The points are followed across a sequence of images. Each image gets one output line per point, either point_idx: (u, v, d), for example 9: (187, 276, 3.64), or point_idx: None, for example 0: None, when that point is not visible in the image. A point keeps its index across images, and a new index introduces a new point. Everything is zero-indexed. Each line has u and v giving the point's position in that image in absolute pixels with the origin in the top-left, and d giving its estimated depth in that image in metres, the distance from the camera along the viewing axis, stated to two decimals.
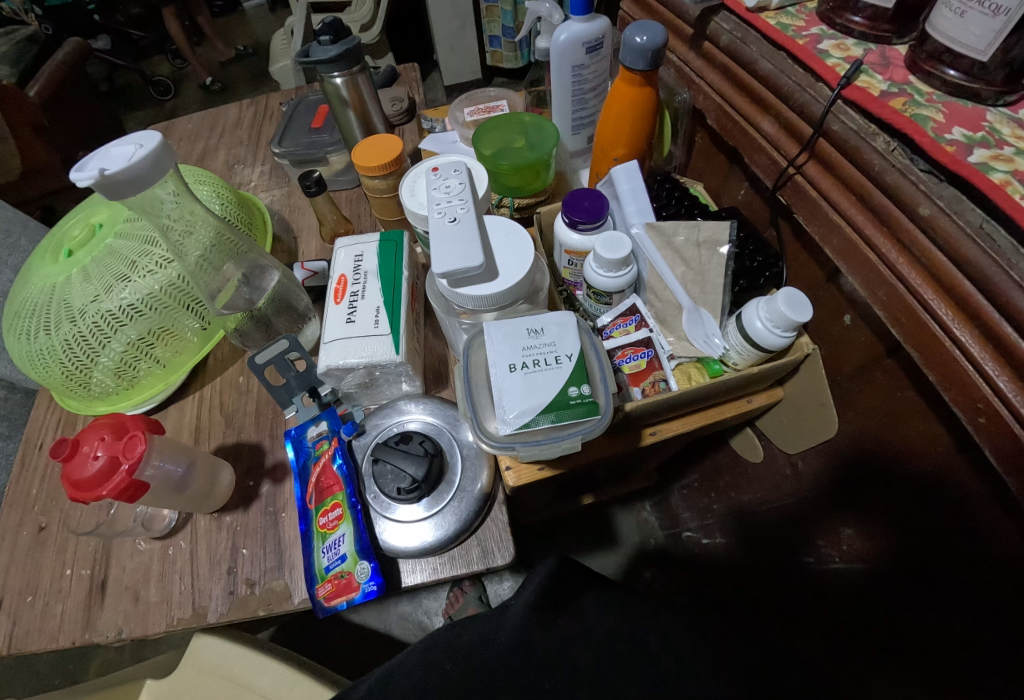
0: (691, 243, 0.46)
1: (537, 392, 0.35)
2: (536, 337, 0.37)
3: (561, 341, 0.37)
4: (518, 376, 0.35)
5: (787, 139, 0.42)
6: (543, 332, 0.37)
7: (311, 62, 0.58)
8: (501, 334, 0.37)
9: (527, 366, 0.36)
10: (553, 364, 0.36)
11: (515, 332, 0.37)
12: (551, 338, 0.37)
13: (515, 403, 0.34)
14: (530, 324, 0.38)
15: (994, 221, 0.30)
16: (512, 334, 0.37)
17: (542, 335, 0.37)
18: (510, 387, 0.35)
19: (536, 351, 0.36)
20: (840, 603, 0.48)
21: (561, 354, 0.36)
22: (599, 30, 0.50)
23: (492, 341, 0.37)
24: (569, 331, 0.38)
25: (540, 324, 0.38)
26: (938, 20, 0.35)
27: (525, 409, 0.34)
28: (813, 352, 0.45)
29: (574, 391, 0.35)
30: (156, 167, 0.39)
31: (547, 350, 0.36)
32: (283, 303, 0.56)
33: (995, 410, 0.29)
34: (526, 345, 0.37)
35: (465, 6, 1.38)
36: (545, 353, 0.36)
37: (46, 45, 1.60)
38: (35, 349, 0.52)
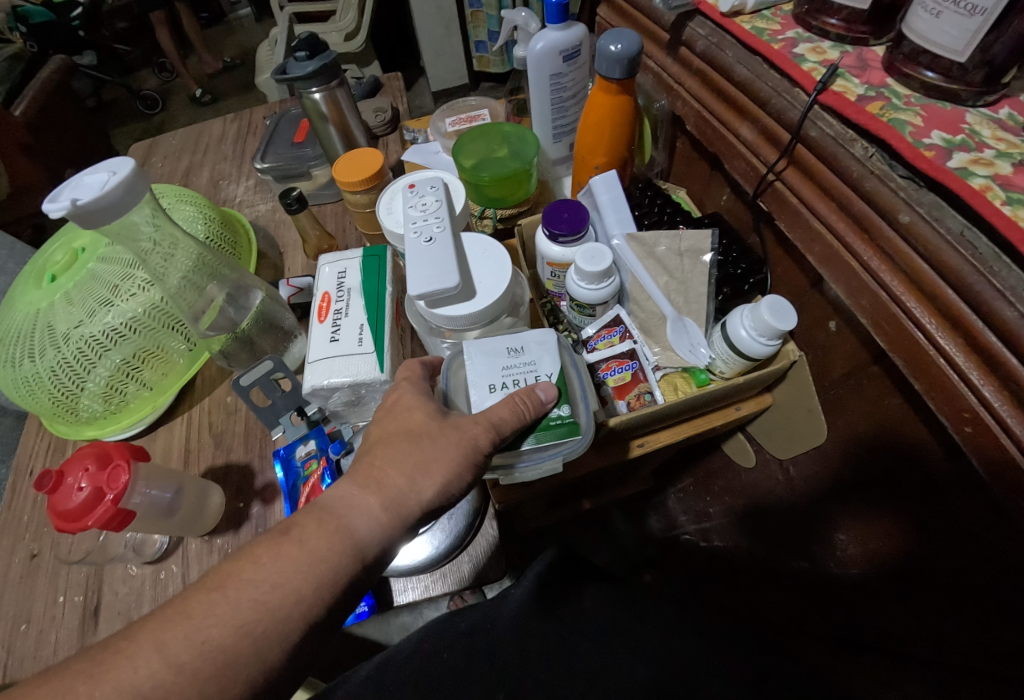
0: (673, 253, 0.45)
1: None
2: (514, 357, 0.37)
3: (541, 361, 0.37)
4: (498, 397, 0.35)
5: (766, 145, 0.42)
6: (521, 352, 0.37)
7: (289, 79, 0.58)
8: (481, 354, 0.37)
9: (507, 387, 0.36)
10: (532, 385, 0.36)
11: (494, 353, 0.37)
12: (531, 359, 0.37)
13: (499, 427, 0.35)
14: (509, 344, 0.38)
15: (976, 228, 0.30)
16: (492, 356, 0.37)
17: (523, 355, 0.37)
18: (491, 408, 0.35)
19: (516, 371, 0.36)
20: (839, 609, 0.48)
21: (540, 375, 0.36)
22: (575, 38, 0.49)
23: (471, 363, 0.36)
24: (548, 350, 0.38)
25: (518, 344, 0.38)
26: (914, 20, 0.34)
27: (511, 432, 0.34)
28: (800, 359, 0.44)
29: (553, 411, 0.35)
30: (130, 193, 0.39)
31: (526, 370, 0.36)
32: (267, 323, 0.55)
33: (981, 420, 0.29)
34: (507, 367, 0.36)
35: (449, 12, 1.37)
36: (525, 373, 0.36)
37: (32, 62, 1.59)
38: (21, 376, 0.51)
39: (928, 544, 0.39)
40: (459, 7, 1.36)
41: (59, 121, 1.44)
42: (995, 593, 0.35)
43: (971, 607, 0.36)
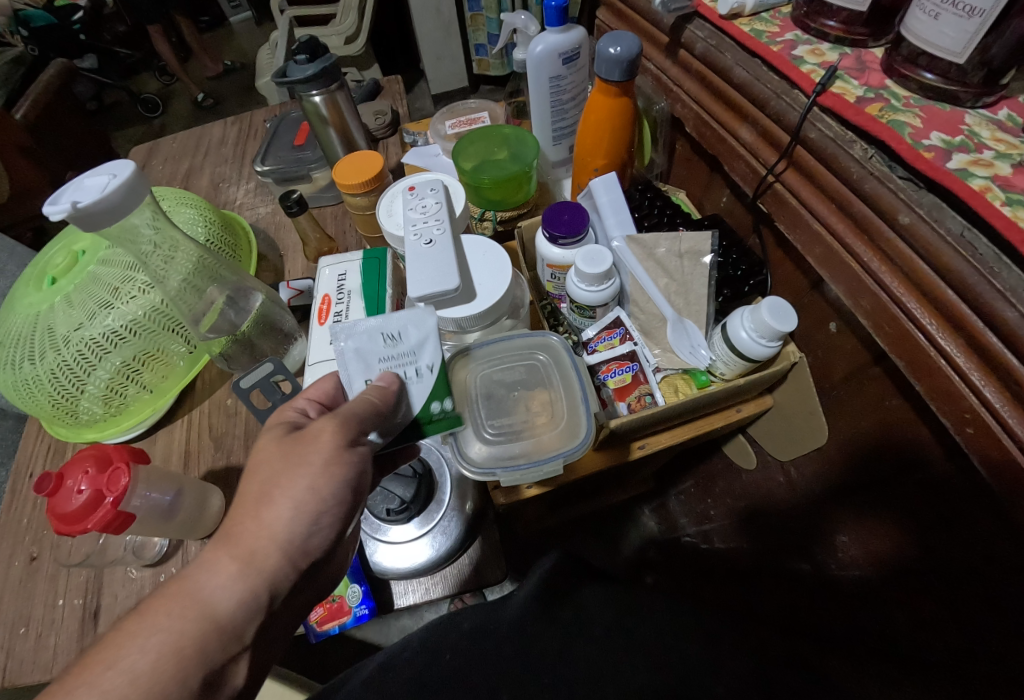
0: (674, 254, 0.45)
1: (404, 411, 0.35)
2: (388, 343, 0.35)
3: (417, 346, 0.35)
4: None
5: (766, 147, 0.42)
6: (395, 337, 0.35)
7: (289, 82, 0.58)
8: (353, 354, 0.34)
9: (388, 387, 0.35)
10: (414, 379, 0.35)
11: (364, 341, 0.34)
12: (402, 344, 0.35)
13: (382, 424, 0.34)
14: (384, 329, 0.35)
15: (975, 229, 0.30)
16: (362, 345, 0.34)
17: (394, 341, 0.34)
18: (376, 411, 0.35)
19: (390, 360, 0.34)
20: (841, 612, 0.48)
21: (421, 367, 0.35)
22: (574, 40, 0.49)
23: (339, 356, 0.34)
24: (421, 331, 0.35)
25: (392, 328, 0.35)
26: (912, 22, 0.34)
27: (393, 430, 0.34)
28: (800, 360, 0.44)
29: (437, 406, 0.36)
30: (131, 196, 0.39)
31: (401, 358, 0.35)
32: (267, 325, 0.55)
33: (982, 420, 0.29)
34: (380, 357, 0.34)
35: (449, 15, 1.37)
36: (401, 362, 0.35)
37: (33, 66, 1.60)
38: (21, 379, 0.51)
39: (929, 545, 0.39)
40: (458, 10, 1.37)
41: (60, 124, 1.45)
42: (1001, 594, 0.34)
43: (974, 608, 0.36)
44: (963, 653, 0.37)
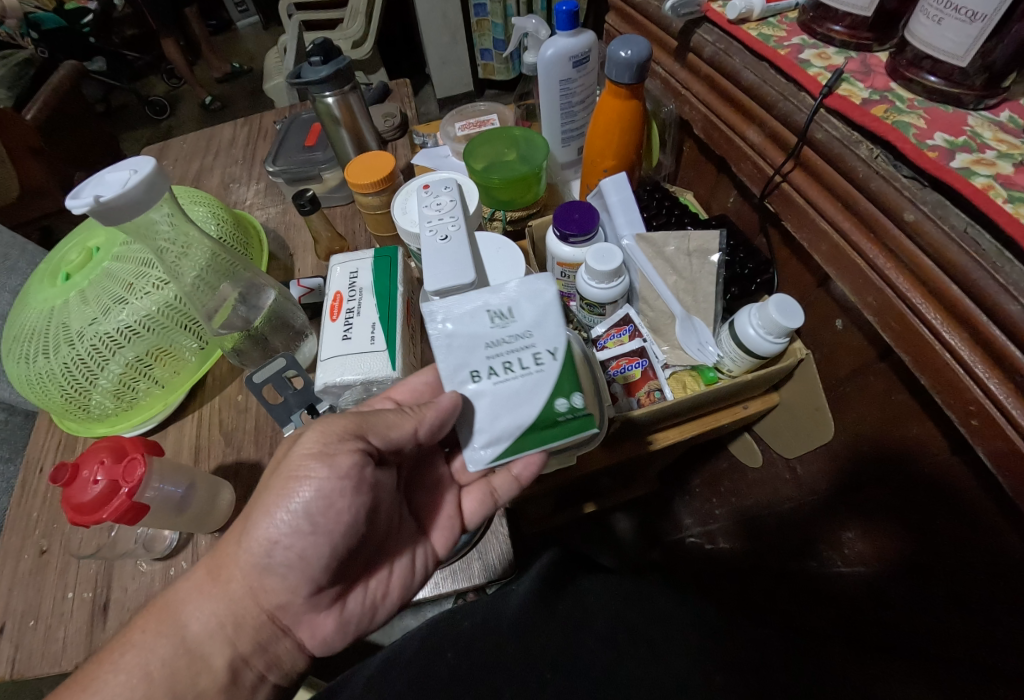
0: (682, 253, 0.46)
1: (520, 409, 0.34)
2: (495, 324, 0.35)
3: (533, 330, 0.35)
4: (498, 385, 0.35)
5: (773, 148, 0.43)
6: (504, 316, 0.36)
7: (304, 83, 0.59)
8: (465, 328, 0.35)
9: (503, 371, 0.35)
10: (534, 367, 0.35)
11: (471, 320, 0.35)
12: (514, 325, 0.35)
13: (497, 425, 0.35)
14: (491, 307, 0.36)
15: (978, 226, 0.31)
16: (468, 325, 0.35)
17: (502, 322, 0.35)
18: (493, 401, 0.35)
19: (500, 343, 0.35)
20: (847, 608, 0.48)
21: (541, 351, 0.35)
22: (585, 44, 0.51)
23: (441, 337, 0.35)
24: (538, 310, 0.36)
25: (501, 306, 0.36)
26: (916, 27, 0.35)
27: (505, 434, 0.34)
28: (807, 357, 0.46)
29: (563, 404, 0.34)
30: (151, 191, 0.40)
31: (514, 344, 0.35)
32: (280, 322, 0.56)
33: (987, 412, 0.30)
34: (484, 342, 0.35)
35: (455, 21, 1.39)
36: (513, 347, 0.35)
37: (41, 68, 1.61)
38: (34, 372, 0.52)
39: (935, 539, 0.40)
40: (464, 16, 1.39)
41: (69, 126, 1.46)
42: (1007, 586, 0.35)
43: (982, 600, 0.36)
44: None
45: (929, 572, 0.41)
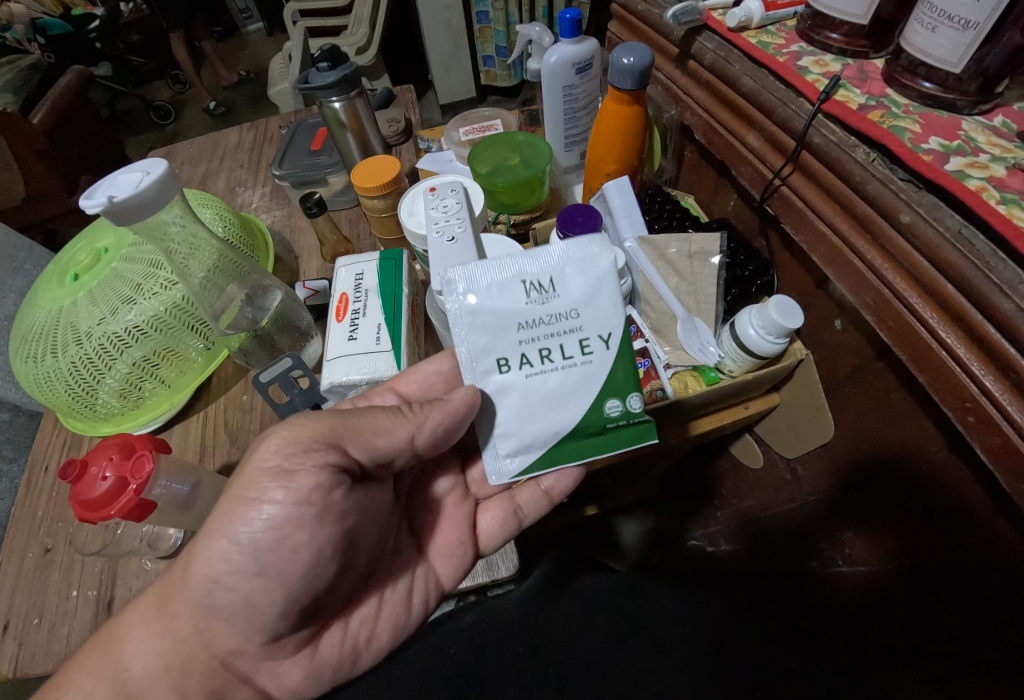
0: (684, 255, 0.48)
1: (566, 408, 0.34)
2: (535, 298, 0.34)
3: (580, 309, 0.34)
4: (541, 376, 0.34)
5: (772, 152, 0.44)
6: (545, 289, 0.34)
7: (312, 88, 0.61)
8: (500, 302, 0.34)
9: (546, 359, 0.34)
10: (583, 362, 0.34)
11: (507, 293, 0.34)
12: (558, 302, 0.34)
13: (538, 423, 0.35)
14: (527, 278, 0.34)
15: (972, 227, 0.31)
16: (504, 298, 0.34)
17: (544, 297, 0.34)
18: (535, 393, 0.34)
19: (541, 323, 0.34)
20: None
21: (589, 338, 0.34)
22: (588, 51, 0.52)
23: (475, 313, 0.34)
24: (584, 285, 0.34)
25: (542, 279, 0.34)
26: (911, 35, 0.36)
27: (543, 439, 0.35)
28: (806, 356, 0.48)
29: (613, 406, 0.35)
30: (162, 193, 0.40)
31: (557, 325, 0.34)
32: (285, 322, 0.57)
33: (983, 409, 0.30)
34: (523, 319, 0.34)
35: (458, 28, 1.40)
36: (557, 328, 0.34)
37: (48, 73, 1.63)
38: (42, 371, 0.52)
39: (935, 536, 0.41)
40: (467, 24, 1.41)
41: (76, 130, 1.47)
42: (1007, 581, 0.35)
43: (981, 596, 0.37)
44: None
45: (932, 570, 0.42)
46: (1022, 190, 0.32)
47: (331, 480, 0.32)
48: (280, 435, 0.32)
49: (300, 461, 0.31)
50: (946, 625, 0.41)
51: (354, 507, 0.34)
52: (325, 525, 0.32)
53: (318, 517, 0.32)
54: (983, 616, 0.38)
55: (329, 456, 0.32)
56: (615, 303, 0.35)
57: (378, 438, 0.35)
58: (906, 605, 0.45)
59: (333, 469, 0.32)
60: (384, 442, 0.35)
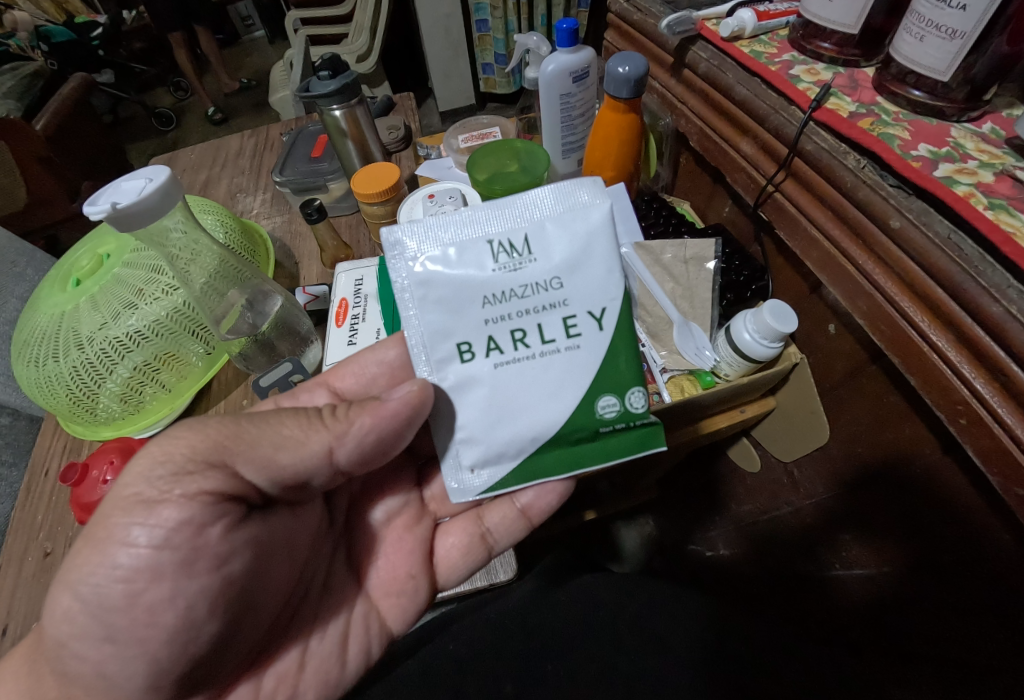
0: (679, 260, 0.48)
1: (549, 406, 0.31)
2: (510, 261, 0.30)
3: (562, 277, 0.31)
4: (515, 364, 0.31)
5: (765, 159, 0.44)
6: (521, 251, 0.31)
7: (312, 96, 0.62)
8: (467, 266, 0.30)
9: (521, 340, 0.31)
10: (564, 350, 0.31)
11: (476, 256, 0.30)
12: (536, 265, 0.30)
13: (520, 418, 0.31)
14: (495, 239, 0.31)
15: (961, 232, 0.32)
16: (472, 261, 0.30)
17: (520, 260, 0.30)
18: (508, 382, 0.31)
19: (517, 290, 0.30)
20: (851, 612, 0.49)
21: (572, 313, 0.31)
22: (585, 60, 0.53)
23: (439, 281, 0.30)
24: (567, 245, 0.31)
25: (517, 240, 0.31)
26: (900, 44, 0.37)
27: (518, 444, 0.31)
28: (801, 361, 0.48)
29: (602, 405, 0.32)
30: (165, 199, 0.41)
31: (537, 294, 0.30)
32: (286, 327, 0.57)
33: (975, 411, 0.31)
34: (497, 286, 0.30)
35: (458, 36, 1.42)
36: (537, 298, 0.30)
37: (51, 79, 1.64)
38: (44, 376, 0.53)
39: (931, 540, 0.41)
40: (466, 32, 1.43)
41: (78, 136, 1.48)
42: (1007, 581, 0.36)
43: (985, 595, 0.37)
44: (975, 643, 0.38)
45: (927, 573, 0.42)
46: (1010, 195, 0.33)
47: (208, 515, 0.28)
48: (149, 456, 0.27)
49: (168, 489, 0.27)
50: (936, 625, 0.42)
51: (244, 543, 0.30)
52: (196, 574, 0.27)
53: (182, 566, 0.27)
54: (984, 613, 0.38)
55: (204, 484, 0.28)
56: (607, 267, 0.31)
57: (279, 454, 0.30)
58: (904, 608, 0.45)
59: (210, 499, 0.28)
60: (285, 459, 0.31)
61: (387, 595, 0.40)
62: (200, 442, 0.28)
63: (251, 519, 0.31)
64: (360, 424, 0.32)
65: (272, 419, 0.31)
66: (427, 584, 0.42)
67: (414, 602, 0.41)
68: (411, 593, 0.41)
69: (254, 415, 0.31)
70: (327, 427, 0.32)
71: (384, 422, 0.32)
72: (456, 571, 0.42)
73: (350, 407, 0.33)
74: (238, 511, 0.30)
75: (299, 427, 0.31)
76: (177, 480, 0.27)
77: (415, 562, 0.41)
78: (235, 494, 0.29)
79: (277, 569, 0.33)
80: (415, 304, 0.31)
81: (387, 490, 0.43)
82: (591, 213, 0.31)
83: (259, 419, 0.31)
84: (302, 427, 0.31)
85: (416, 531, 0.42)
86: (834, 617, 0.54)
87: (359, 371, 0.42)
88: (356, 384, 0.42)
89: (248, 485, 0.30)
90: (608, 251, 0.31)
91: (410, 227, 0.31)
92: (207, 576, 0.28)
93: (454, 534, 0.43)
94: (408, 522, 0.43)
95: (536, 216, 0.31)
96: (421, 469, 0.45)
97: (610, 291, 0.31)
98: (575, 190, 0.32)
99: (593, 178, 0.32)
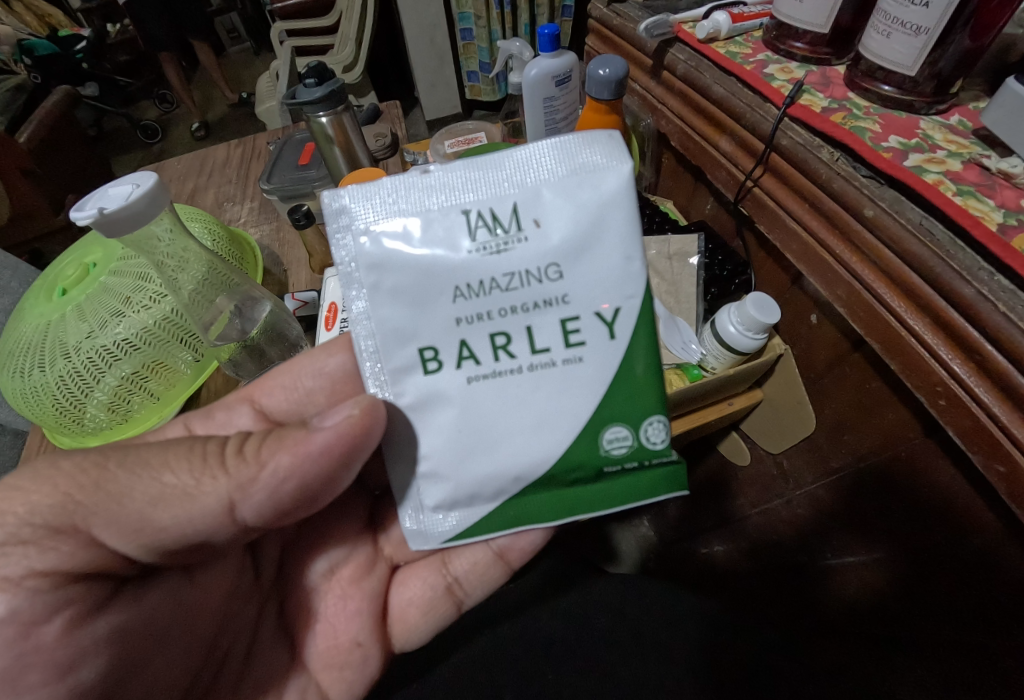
0: (663, 257, 0.52)
1: (545, 436, 0.30)
2: (495, 241, 0.28)
3: (562, 267, 0.29)
4: (493, 380, 0.29)
5: (744, 155, 0.45)
6: (510, 226, 0.28)
7: (299, 103, 0.63)
8: (432, 248, 0.28)
9: (504, 346, 0.29)
10: (559, 365, 0.29)
11: (455, 232, 0.29)
12: (525, 247, 0.28)
13: (501, 450, 0.30)
14: (472, 212, 0.29)
15: (933, 218, 0.33)
16: (449, 239, 0.28)
17: (505, 240, 0.28)
18: (485, 398, 0.29)
19: (502, 276, 0.28)
20: (872, 619, 0.49)
21: (567, 311, 0.29)
22: (566, 64, 0.54)
23: (408, 263, 0.29)
24: (568, 218, 0.28)
25: (504, 213, 0.29)
26: (869, 41, 0.39)
27: (497, 481, 0.30)
28: (785, 351, 0.51)
29: (608, 435, 0.30)
30: (153, 205, 0.40)
31: (530, 282, 0.28)
32: (275, 333, 0.57)
33: (953, 391, 0.32)
34: (477, 271, 0.28)
35: (442, 45, 1.44)
36: (529, 287, 0.29)
37: (35, 93, 1.63)
38: (29, 386, 0.52)
39: (923, 533, 0.42)
40: (451, 42, 1.45)
41: (61, 148, 1.47)
42: (998, 560, 0.36)
43: (978, 578, 0.38)
44: (989, 634, 0.39)
45: (926, 569, 0.42)
46: (977, 182, 0.34)
47: (38, 610, 0.26)
48: None
49: None
50: (940, 624, 0.42)
51: (98, 640, 0.27)
52: (27, 689, 0.25)
53: (5, 679, 0.25)
54: (977, 596, 0.39)
55: (35, 564, 0.26)
56: (621, 258, 0.29)
57: (156, 512, 0.28)
58: (907, 598, 0.45)
59: (45, 585, 0.26)
60: (168, 515, 0.28)
61: (328, 668, 0.39)
62: (50, 500, 0.27)
63: (116, 601, 0.29)
64: (273, 467, 0.29)
65: (154, 463, 0.28)
66: (396, 626, 0.42)
67: (360, 673, 0.39)
68: (357, 664, 0.39)
69: (131, 460, 0.28)
70: (229, 474, 0.28)
71: (308, 461, 0.30)
72: (429, 610, 0.42)
73: (264, 443, 0.30)
74: (89, 599, 0.28)
75: (189, 476, 0.28)
76: (2, 561, 0.26)
77: (362, 629, 0.40)
78: (87, 574, 0.28)
79: (160, 652, 0.31)
80: (378, 290, 0.29)
81: (330, 541, 0.42)
82: (605, 176, 0.29)
83: (133, 465, 0.28)
84: (192, 475, 0.28)
85: (364, 584, 0.41)
86: (821, 611, 0.55)
87: (293, 387, 0.42)
88: (289, 404, 0.42)
89: (113, 554, 0.29)
90: (622, 230, 0.29)
91: (365, 196, 0.30)
92: (46, 688, 0.25)
93: (420, 576, 0.42)
94: (374, 558, 0.42)
95: (533, 181, 0.29)
96: (375, 504, 0.45)
97: (625, 287, 0.29)
98: (584, 150, 0.29)
99: (608, 133, 0.29)
